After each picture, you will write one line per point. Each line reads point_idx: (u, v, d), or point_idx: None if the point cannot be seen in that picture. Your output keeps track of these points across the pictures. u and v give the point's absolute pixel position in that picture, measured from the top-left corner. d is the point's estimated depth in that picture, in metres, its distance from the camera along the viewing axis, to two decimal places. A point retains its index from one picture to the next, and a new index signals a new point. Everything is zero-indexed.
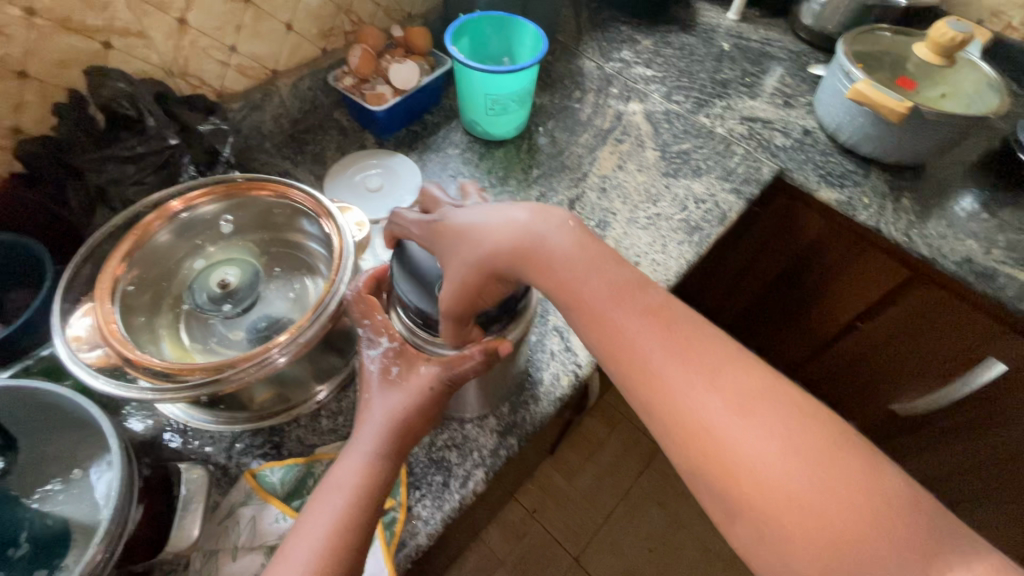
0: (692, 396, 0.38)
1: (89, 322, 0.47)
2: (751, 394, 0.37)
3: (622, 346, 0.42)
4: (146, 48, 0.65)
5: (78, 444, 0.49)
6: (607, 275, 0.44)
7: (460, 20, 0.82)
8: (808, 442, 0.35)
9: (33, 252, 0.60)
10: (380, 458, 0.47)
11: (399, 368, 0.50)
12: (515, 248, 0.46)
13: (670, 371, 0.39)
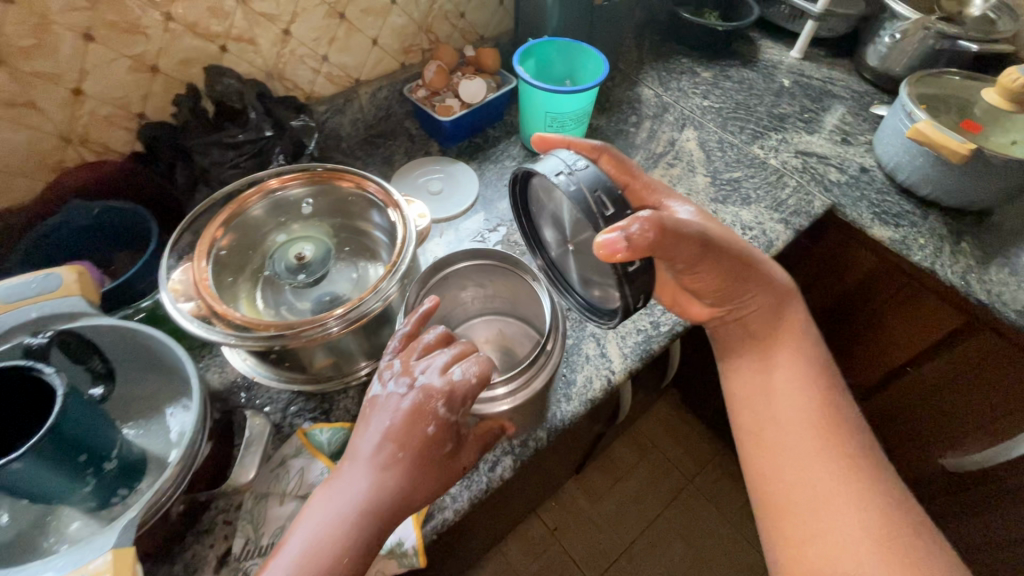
0: (820, 467, 0.56)
1: (186, 276, 0.54)
2: (861, 480, 0.55)
3: (784, 415, 0.61)
4: (253, 53, 0.74)
5: (158, 387, 0.57)
6: (803, 352, 0.65)
7: (528, 43, 0.88)
8: (901, 545, 0.51)
9: (140, 219, 0.69)
10: (362, 516, 0.45)
11: (397, 427, 0.48)
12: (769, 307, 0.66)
13: (810, 429, 0.59)
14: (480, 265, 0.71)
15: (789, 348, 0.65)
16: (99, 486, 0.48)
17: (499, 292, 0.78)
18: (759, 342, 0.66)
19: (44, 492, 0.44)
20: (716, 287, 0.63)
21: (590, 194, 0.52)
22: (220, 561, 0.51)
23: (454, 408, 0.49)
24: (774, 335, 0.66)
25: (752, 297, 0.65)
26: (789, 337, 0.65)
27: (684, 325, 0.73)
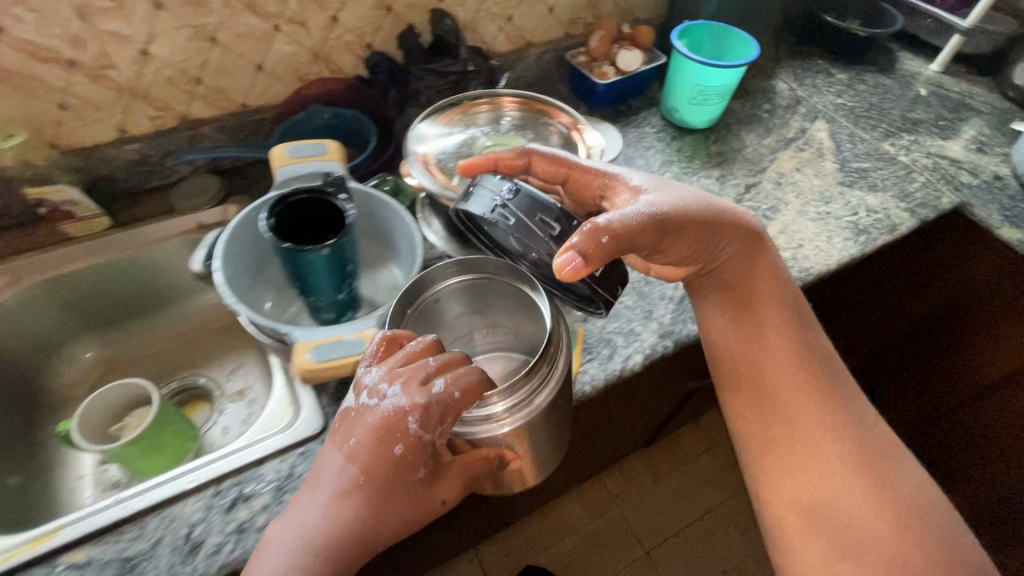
0: (808, 410, 0.65)
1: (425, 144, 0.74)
2: (842, 421, 0.65)
3: (772, 371, 0.67)
4: (460, 5, 0.89)
5: (372, 248, 0.73)
6: (779, 322, 0.68)
7: (685, 24, 0.98)
8: (878, 470, 0.62)
9: (361, 122, 0.85)
10: (344, 524, 0.50)
11: (364, 442, 0.49)
12: (739, 259, 0.68)
13: (796, 399, 0.66)
14: (467, 285, 0.61)
15: (772, 306, 0.69)
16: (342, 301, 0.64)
17: (502, 322, 0.67)
18: (742, 302, 0.69)
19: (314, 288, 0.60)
20: (688, 254, 0.65)
21: (529, 219, 0.58)
22: None
23: (426, 425, 0.48)
24: (754, 284, 0.68)
25: (728, 249, 0.66)
26: (772, 298, 0.69)
27: (803, 282, 0.80)
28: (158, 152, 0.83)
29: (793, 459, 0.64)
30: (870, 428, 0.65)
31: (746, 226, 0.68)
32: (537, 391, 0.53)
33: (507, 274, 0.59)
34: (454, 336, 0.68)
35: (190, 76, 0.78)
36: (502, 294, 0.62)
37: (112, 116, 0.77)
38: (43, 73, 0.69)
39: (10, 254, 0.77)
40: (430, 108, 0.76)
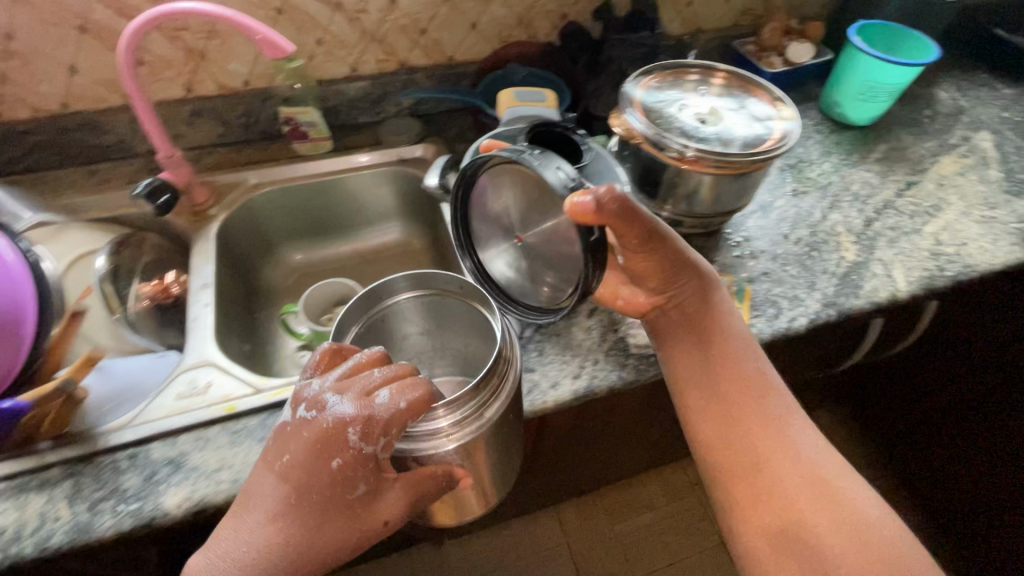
0: (765, 435, 0.56)
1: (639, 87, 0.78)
2: (819, 456, 0.55)
3: (734, 400, 0.58)
4: None
5: None
6: (732, 363, 0.60)
7: (857, 23, 1.01)
8: (815, 492, 0.53)
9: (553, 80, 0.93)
10: (267, 540, 0.47)
11: (292, 461, 0.47)
12: (700, 307, 0.62)
13: (782, 464, 0.55)
14: (426, 301, 0.65)
15: (735, 334, 0.62)
16: None
17: (450, 343, 0.72)
18: (704, 342, 0.61)
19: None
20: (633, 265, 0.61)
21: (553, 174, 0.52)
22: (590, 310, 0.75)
23: (365, 435, 0.46)
24: (716, 335, 0.62)
25: (688, 287, 0.61)
26: (709, 316, 0.62)
27: (969, 277, 0.82)
28: (378, 91, 0.95)
29: (790, 535, 0.52)
30: (815, 444, 0.56)
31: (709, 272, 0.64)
32: (483, 408, 0.54)
33: (461, 292, 0.63)
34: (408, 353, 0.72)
35: (419, 27, 0.89)
36: (461, 313, 0.66)
37: (351, 55, 0.89)
38: (315, 11, 0.82)
39: (253, 163, 0.92)
40: (655, 61, 0.80)
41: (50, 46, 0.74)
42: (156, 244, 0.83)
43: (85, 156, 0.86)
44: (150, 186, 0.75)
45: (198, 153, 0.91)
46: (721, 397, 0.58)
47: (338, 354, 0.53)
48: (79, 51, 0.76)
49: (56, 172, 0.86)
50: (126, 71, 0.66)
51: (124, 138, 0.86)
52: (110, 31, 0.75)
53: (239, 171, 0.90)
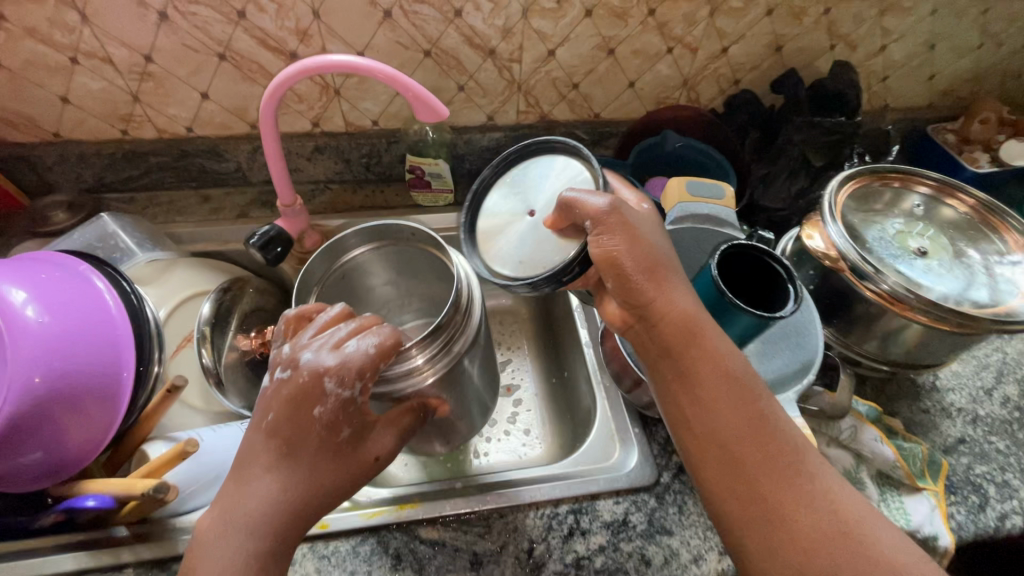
0: (752, 459, 0.43)
1: (848, 182, 0.65)
2: (790, 464, 0.43)
3: (726, 441, 0.44)
4: (846, 57, 0.82)
5: None
6: (711, 365, 0.46)
7: None
8: (867, 522, 0.41)
9: (714, 158, 0.80)
10: (259, 505, 0.44)
11: (279, 415, 0.46)
12: (677, 320, 0.46)
13: (777, 482, 0.43)
14: (382, 251, 0.67)
15: (729, 357, 0.46)
16: None
17: (417, 288, 0.74)
18: (674, 359, 0.46)
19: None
20: (626, 269, 0.45)
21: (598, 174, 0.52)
22: None
23: (344, 382, 0.46)
24: (694, 341, 0.46)
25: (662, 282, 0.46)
26: (695, 326, 0.46)
27: None
28: (511, 143, 0.85)
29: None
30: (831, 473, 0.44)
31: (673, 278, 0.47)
32: (454, 345, 0.57)
33: (414, 239, 0.64)
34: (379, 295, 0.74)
35: (572, 81, 0.78)
36: (420, 260, 0.68)
37: (491, 104, 0.80)
38: (465, 57, 0.73)
39: (367, 207, 0.84)
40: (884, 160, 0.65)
41: (186, 71, 0.69)
42: (260, 289, 0.76)
43: (201, 180, 0.81)
44: (265, 235, 0.68)
45: (313, 188, 0.85)
46: (695, 421, 0.45)
47: (302, 321, 0.53)
48: (215, 79, 0.70)
49: (172, 193, 0.82)
50: (269, 116, 0.60)
51: (242, 166, 0.81)
52: (249, 61, 0.69)
53: (351, 216, 0.82)
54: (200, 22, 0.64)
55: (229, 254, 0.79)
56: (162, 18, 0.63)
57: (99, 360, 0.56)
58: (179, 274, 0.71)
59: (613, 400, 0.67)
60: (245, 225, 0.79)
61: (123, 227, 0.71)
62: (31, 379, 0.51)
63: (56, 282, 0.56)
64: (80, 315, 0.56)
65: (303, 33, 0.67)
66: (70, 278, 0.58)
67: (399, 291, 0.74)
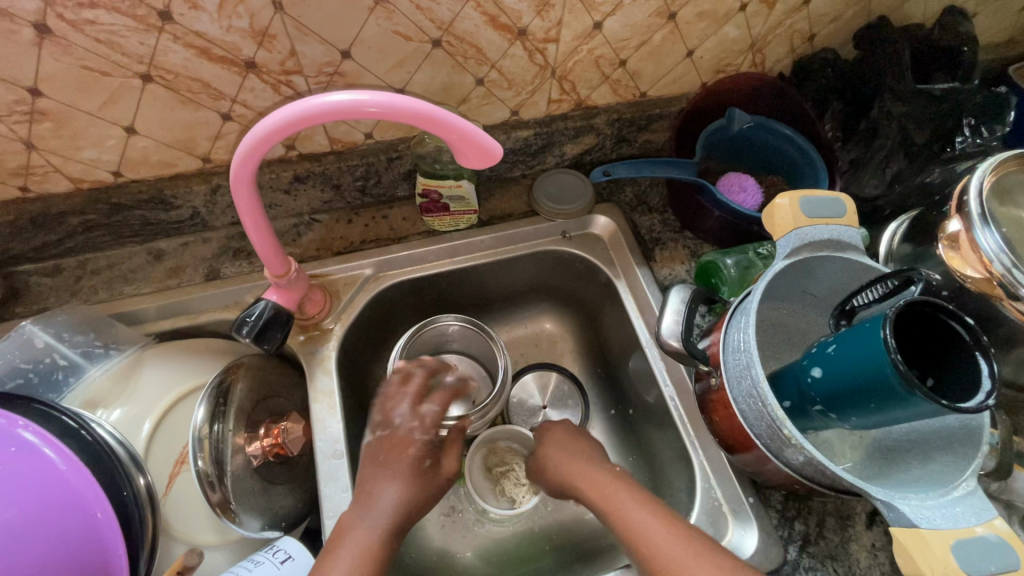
0: (659, 545, 0.45)
1: (996, 167, 0.53)
2: (696, 543, 0.44)
3: (638, 540, 0.47)
4: None
5: (813, 329, 0.57)
6: (583, 463, 0.57)
7: None
8: None
9: (791, 141, 0.66)
10: (382, 526, 0.49)
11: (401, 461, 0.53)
12: (559, 444, 0.60)
13: (641, 515, 0.48)
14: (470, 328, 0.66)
15: (603, 468, 0.56)
16: (803, 423, 0.51)
17: (475, 343, 0.69)
18: (568, 475, 0.57)
19: (862, 425, 0.46)
20: (561, 473, 0.58)
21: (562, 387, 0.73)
22: (870, 518, 0.55)
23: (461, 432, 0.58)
24: (564, 467, 0.58)
25: (550, 433, 0.62)
26: (607, 476, 0.54)
27: None
28: (540, 141, 0.67)
29: None
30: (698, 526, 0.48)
31: (555, 431, 0.62)
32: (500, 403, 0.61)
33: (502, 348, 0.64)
34: (433, 336, 0.68)
35: (619, 58, 0.61)
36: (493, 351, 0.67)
37: (517, 96, 0.61)
38: (486, 43, 0.54)
39: (370, 243, 0.67)
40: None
41: (97, 103, 0.48)
42: (256, 369, 0.59)
43: (145, 233, 0.62)
44: (258, 321, 0.51)
45: (296, 223, 0.66)
46: (592, 497, 0.53)
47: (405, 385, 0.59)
48: (140, 108, 0.49)
49: (111, 254, 0.63)
50: (244, 178, 0.41)
51: (199, 212, 0.61)
52: (188, 79, 0.48)
53: (352, 256, 0.65)
54: (106, 34, 0.43)
55: (205, 327, 0.62)
56: (42, 33, 0.42)
57: (69, 553, 0.40)
58: (150, 377, 0.54)
59: (713, 460, 0.57)
60: (217, 289, 0.61)
61: (59, 332, 0.53)
62: None
63: (12, 446, 0.41)
64: (37, 491, 0.41)
65: (262, 34, 0.46)
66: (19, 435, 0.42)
67: (458, 335, 0.68)
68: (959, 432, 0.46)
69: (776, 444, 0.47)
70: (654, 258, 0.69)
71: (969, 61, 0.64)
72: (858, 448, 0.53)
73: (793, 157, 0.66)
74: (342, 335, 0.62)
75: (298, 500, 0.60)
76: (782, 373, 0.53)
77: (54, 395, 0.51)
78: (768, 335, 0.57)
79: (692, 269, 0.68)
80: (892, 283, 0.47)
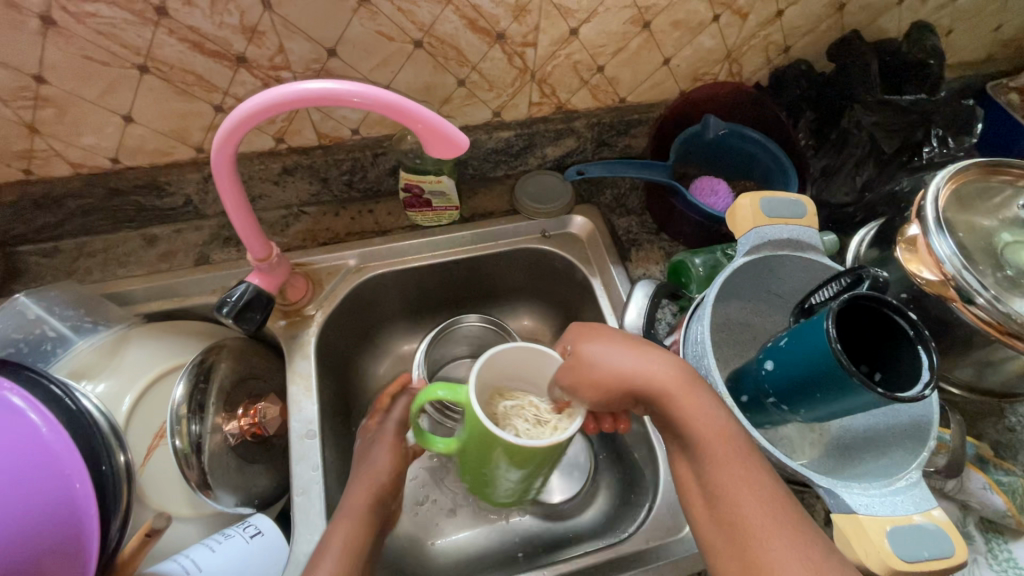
0: (744, 504, 0.38)
1: (953, 175, 0.54)
2: (780, 510, 0.38)
3: (716, 485, 0.40)
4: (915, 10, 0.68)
5: (778, 327, 0.59)
6: (654, 354, 0.44)
7: None
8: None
9: (763, 147, 0.68)
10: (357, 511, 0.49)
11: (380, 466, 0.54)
12: (610, 375, 0.44)
13: (723, 453, 0.40)
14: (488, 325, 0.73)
15: (677, 360, 0.45)
16: (761, 418, 0.52)
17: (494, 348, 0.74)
18: (622, 385, 0.44)
19: (814, 418, 0.47)
20: (618, 377, 0.43)
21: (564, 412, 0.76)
22: (828, 516, 0.56)
23: None
24: (620, 355, 0.44)
25: (590, 351, 0.46)
26: (717, 412, 0.42)
27: None
28: (522, 142, 0.70)
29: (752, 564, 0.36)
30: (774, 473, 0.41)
31: (611, 363, 0.44)
32: None
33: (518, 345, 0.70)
34: (453, 339, 0.74)
35: (597, 63, 0.63)
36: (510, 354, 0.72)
37: (499, 98, 0.64)
38: (466, 45, 0.57)
39: (355, 235, 0.69)
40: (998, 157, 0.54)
41: (96, 91, 0.51)
42: (239, 351, 0.61)
43: (139, 219, 0.65)
44: (238, 302, 0.54)
45: (285, 215, 0.69)
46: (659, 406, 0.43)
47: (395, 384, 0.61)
48: (137, 97, 0.52)
49: (107, 238, 0.66)
50: (224, 162, 0.44)
51: (192, 199, 0.64)
52: (182, 71, 0.51)
53: (337, 247, 0.67)
54: (105, 26, 0.46)
55: (192, 310, 0.65)
56: (47, 23, 0.45)
57: (43, 509, 0.42)
58: (135, 354, 0.56)
59: None
60: (206, 273, 0.64)
61: (50, 306, 0.56)
62: None
63: None
64: (18, 449, 0.43)
65: (251, 30, 0.49)
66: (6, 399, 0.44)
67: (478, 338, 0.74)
68: (910, 427, 0.48)
69: None
70: (630, 258, 0.71)
71: (935, 74, 0.67)
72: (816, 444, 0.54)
73: (766, 163, 0.69)
74: (323, 321, 0.64)
75: (274, 480, 0.62)
76: (740, 372, 0.54)
77: (43, 364, 0.54)
78: (735, 332, 0.58)
79: (665, 270, 0.70)
80: (845, 281, 0.48)
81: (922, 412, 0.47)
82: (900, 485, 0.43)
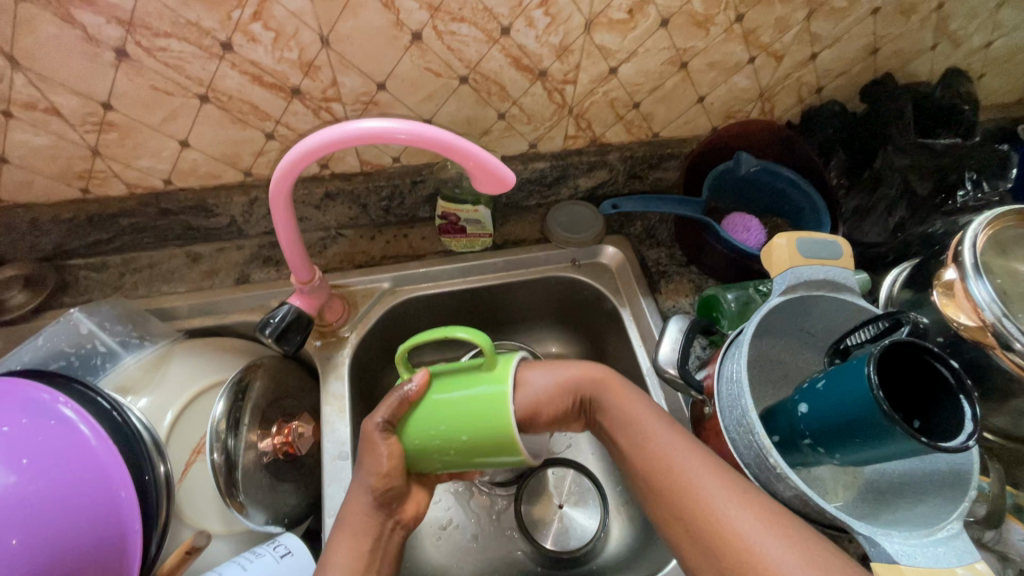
0: (665, 448, 0.48)
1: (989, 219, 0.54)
2: (697, 449, 0.47)
3: (644, 439, 0.49)
4: (950, 54, 0.68)
5: (809, 366, 0.59)
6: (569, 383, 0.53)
7: None
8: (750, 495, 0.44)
9: (795, 185, 0.68)
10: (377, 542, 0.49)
11: (381, 474, 0.47)
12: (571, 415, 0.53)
13: (641, 410, 0.51)
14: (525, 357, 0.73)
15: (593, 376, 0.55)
16: (793, 459, 0.52)
17: None
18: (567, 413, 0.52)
19: (850, 461, 0.47)
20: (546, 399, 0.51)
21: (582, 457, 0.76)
22: (861, 561, 0.55)
23: None
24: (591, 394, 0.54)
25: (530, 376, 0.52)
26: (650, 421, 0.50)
27: None
28: (556, 173, 0.72)
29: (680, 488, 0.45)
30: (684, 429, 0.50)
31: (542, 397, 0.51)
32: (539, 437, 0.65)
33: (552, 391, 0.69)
34: None
35: (633, 100, 0.65)
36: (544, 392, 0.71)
37: (536, 130, 0.66)
38: (509, 81, 0.59)
39: (389, 258, 0.71)
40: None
41: (158, 118, 0.53)
42: (275, 370, 0.63)
43: (185, 237, 0.67)
44: (281, 323, 0.55)
45: (323, 237, 0.71)
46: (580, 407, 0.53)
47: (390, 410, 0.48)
48: (196, 124, 0.55)
49: (153, 255, 0.68)
50: (281, 192, 0.46)
51: (236, 220, 0.67)
52: (239, 101, 0.54)
53: (372, 270, 0.69)
54: (173, 59, 0.49)
55: (230, 327, 0.66)
56: (121, 56, 0.48)
57: (89, 526, 0.43)
58: (176, 370, 0.58)
59: None
60: (246, 292, 0.65)
61: (101, 322, 0.58)
62: (6, 541, 0.40)
63: (52, 419, 0.45)
64: (68, 461, 0.44)
65: (308, 65, 0.52)
66: (59, 411, 0.46)
67: None
68: (949, 475, 0.47)
69: (763, 473, 0.48)
70: (659, 290, 0.71)
71: (970, 119, 0.67)
72: (848, 486, 0.54)
73: (799, 201, 0.69)
74: (356, 343, 0.66)
75: (302, 499, 0.62)
76: (773, 408, 0.54)
77: (92, 377, 0.56)
78: (767, 369, 0.59)
79: (695, 303, 0.70)
80: (881, 324, 0.49)
81: (962, 462, 0.46)
82: (939, 536, 0.42)
